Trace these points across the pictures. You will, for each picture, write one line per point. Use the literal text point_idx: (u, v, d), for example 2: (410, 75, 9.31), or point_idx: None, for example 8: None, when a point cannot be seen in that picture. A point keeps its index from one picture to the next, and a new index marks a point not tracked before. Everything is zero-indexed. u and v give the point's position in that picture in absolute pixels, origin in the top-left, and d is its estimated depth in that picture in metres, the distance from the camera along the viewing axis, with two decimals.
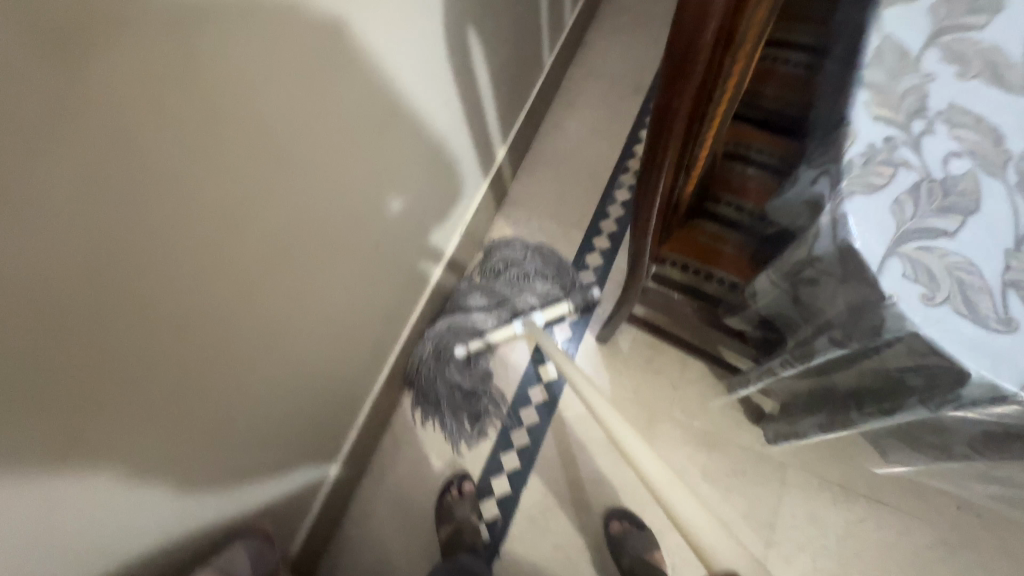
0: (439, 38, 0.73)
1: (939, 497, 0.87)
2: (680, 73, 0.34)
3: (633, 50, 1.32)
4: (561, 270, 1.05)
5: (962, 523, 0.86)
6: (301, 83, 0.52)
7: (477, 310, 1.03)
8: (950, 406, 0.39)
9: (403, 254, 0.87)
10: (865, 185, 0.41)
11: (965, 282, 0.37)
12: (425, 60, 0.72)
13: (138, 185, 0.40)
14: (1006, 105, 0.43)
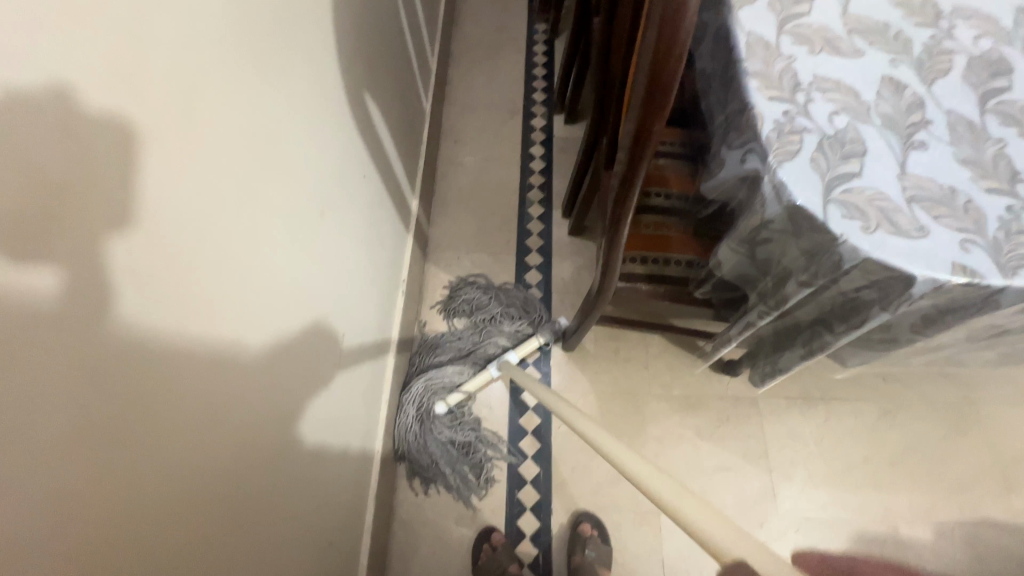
0: (342, 111, 0.71)
1: (870, 378, 1.05)
2: (656, 101, 0.41)
3: (497, 78, 1.40)
4: (525, 307, 1.07)
5: (892, 391, 1.04)
6: (244, 193, 0.48)
7: (449, 362, 1.02)
8: (904, 306, 0.49)
9: (361, 332, 0.83)
10: (786, 154, 0.50)
11: (883, 208, 0.47)
12: (336, 135, 0.70)
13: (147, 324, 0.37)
14: (851, 67, 0.55)
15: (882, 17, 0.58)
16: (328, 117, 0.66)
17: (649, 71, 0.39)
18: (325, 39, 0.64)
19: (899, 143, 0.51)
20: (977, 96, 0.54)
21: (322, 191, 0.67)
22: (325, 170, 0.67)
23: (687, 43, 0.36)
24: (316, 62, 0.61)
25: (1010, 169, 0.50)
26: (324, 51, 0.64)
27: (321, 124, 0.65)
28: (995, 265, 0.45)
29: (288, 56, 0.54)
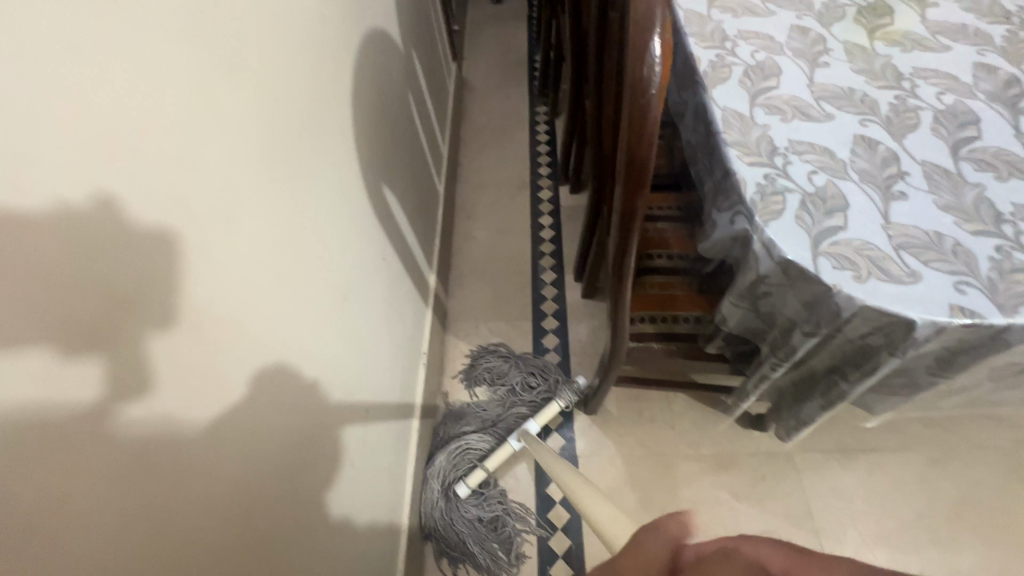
0: (362, 204, 0.79)
1: (910, 425, 1.00)
2: (636, 182, 0.46)
3: (504, 157, 1.51)
4: (545, 372, 1.08)
5: (936, 437, 0.99)
6: (275, 284, 0.54)
7: (472, 434, 1.02)
8: (910, 350, 0.50)
9: (384, 405, 0.86)
10: (771, 213, 0.53)
11: (873, 257, 0.49)
12: (356, 224, 0.76)
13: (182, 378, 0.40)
14: (823, 130, 0.59)
15: (847, 84, 0.63)
16: (349, 210, 0.74)
17: (626, 158, 0.44)
18: (344, 143, 0.72)
19: (879, 195, 0.54)
20: (949, 146, 0.57)
21: (344, 275, 0.72)
22: (347, 256, 0.73)
23: (653, 133, 0.42)
24: (337, 165, 0.69)
25: (993, 211, 0.52)
26: (343, 154, 0.72)
27: (342, 216, 0.71)
28: (994, 305, 0.46)
29: (311, 162, 0.62)
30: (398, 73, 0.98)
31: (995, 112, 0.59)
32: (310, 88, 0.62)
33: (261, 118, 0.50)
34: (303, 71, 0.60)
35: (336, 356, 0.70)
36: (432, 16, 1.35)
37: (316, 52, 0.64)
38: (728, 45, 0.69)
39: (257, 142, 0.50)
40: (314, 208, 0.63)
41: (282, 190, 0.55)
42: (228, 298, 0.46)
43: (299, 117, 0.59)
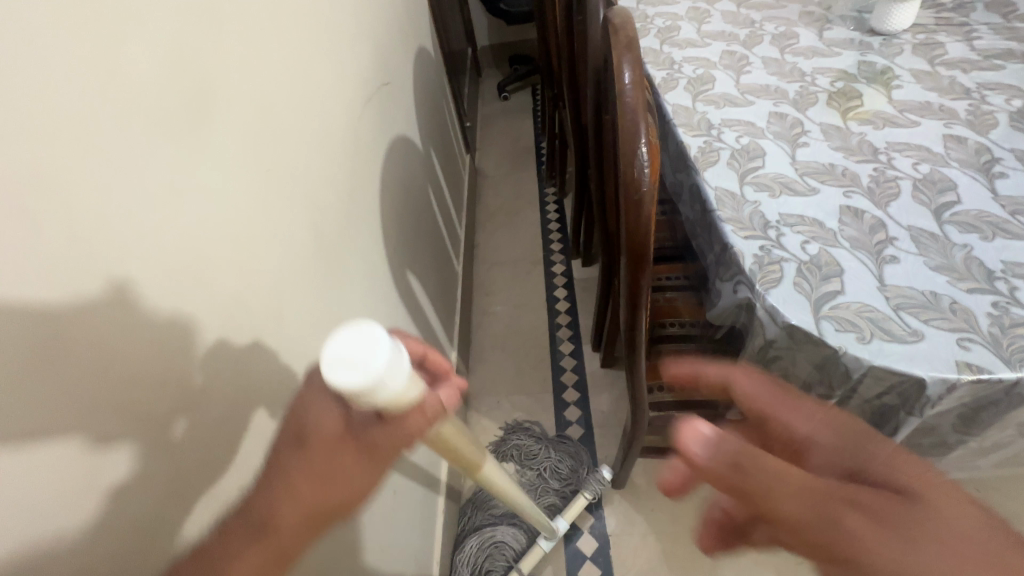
0: (386, 292, 0.85)
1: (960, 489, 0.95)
2: (638, 264, 0.50)
3: (517, 236, 1.60)
4: (577, 463, 1.07)
5: (990, 502, 0.94)
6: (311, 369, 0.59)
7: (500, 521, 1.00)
8: (927, 409, 0.51)
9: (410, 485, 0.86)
10: (770, 282, 0.57)
11: (874, 318, 0.52)
12: (382, 310, 0.82)
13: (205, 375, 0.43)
14: (811, 203, 0.64)
15: (827, 160, 0.69)
16: (375, 298, 0.80)
17: (628, 244, 0.49)
18: (370, 238, 0.80)
19: (871, 259, 0.57)
20: (931, 210, 0.61)
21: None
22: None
23: (650, 222, 0.47)
24: (363, 257, 0.76)
25: (983, 269, 0.55)
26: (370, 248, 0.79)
27: (368, 304, 0.77)
28: (1000, 359, 0.48)
29: (339, 258, 0.69)
30: (418, 170, 1.08)
31: (970, 178, 0.64)
32: (341, 195, 0.70)
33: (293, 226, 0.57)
34: (334, 180, 0.68)
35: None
36: (447, 118, 1.50)
37: (347, 162, 0.73)
38: (714, 133, 0.77)
39: (291, 244, 0.57)
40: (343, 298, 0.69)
41: (310, 288, 0.61)
42: (251, 378, 0.50)
43: (329, 221, 0.66)
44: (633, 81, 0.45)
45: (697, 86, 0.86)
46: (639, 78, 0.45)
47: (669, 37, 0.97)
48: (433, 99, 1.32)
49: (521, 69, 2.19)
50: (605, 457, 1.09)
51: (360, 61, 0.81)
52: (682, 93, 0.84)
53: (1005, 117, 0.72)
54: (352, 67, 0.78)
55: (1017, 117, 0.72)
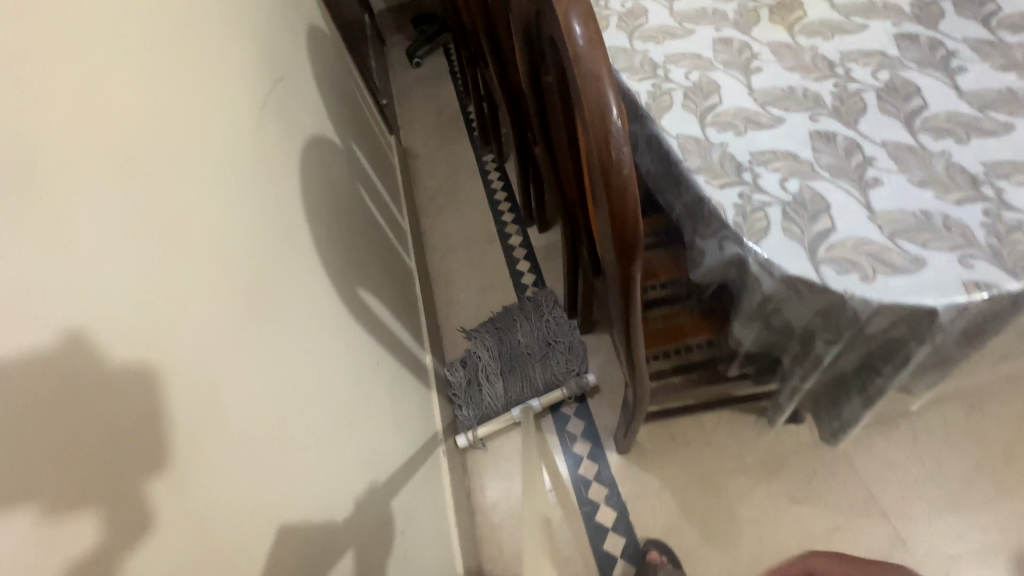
0: (331, 321, 0.73)
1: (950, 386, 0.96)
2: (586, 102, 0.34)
3: (466, 216, 1.50)
4: (513, 363, 1.11)
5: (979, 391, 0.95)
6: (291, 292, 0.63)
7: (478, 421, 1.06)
8: (936, 333, 0.48)
9: (413, 502, 0.81)
10: (758, 233, 0.52)
11: (873, 252, 0.49)
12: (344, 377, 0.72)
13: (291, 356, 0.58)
14: (780, 135, 0.60)
15: (787, 85, 0.64)
16: (334, 392, 0.67)
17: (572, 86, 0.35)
18: (289, 261, 0.65)
19: (856, 188, 0.54)
20: (901, 122, 0.57)
21: (337, 355, 0.72)
22: (329, 352, 0.70)
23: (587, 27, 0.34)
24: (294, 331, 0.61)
25: (967, 176, 0.51)
26: (288, 267, 0.64)
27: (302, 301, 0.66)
28: (1003, 271, 0.45)
29: (268, 320, 0.55)
30: (340, 166, 0.95)
31: (932, 78, 0.60)
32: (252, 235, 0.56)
33: (226, 355, 0.46)
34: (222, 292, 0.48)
35: (345, 489, 0.63)
36: (360, 100, 1.36)
37: (248, 243, 0.55)
38: (661, 72, 0.70)
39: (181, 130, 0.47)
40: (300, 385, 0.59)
41: (268, 391, 0.52)
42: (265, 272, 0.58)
43: (254, 314, 0.54)
44: None
45: (630, 24, 0.77)
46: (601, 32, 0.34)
47: None
48: (339, 81, 1.17)
49: (426, 30, 2.00)
50: (603, 424, 1.07)
51: (241, 51, 0.68)
52: (615, 36, 0.75)
53: (952, 4, 0.67)
54: (156, 118, 0.44)
55: (963, 4, 0.67)
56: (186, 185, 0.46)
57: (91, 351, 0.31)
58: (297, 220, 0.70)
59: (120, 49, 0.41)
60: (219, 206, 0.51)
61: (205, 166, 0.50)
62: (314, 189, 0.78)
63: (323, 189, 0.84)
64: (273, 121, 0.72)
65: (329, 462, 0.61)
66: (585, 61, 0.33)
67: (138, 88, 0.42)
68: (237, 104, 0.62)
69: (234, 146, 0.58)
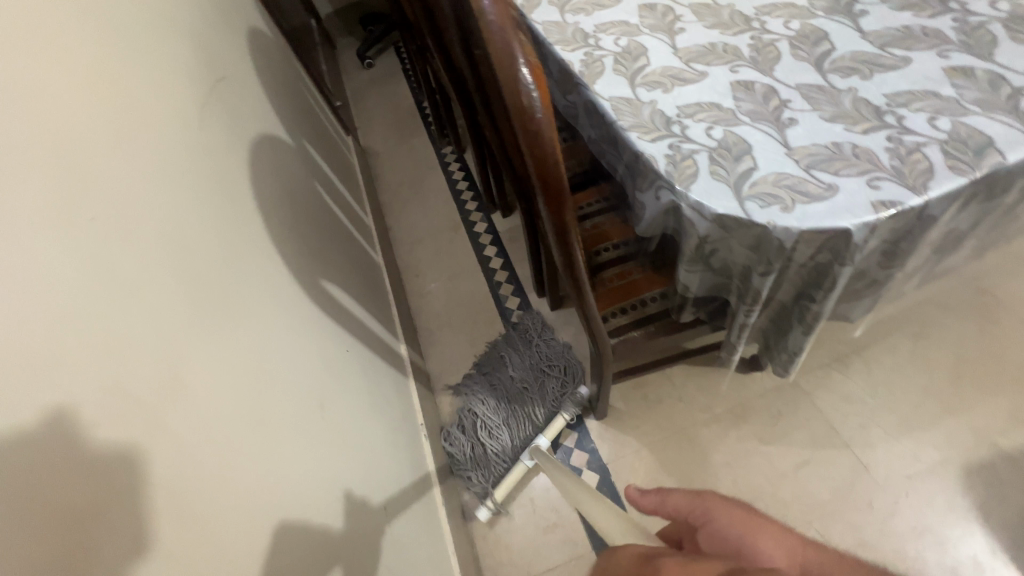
0: (294, 310, 0.74)
1: (895, 320, 1.02)
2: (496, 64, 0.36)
3: (430, 208, 1.52)
4: (511, 404, 1.05)
5: (919, 321, 1.02)
6: (245, 281, 0.64)
7: (486, 478, 1.01)
8: (854, 253, 0.52)
9: (394, 482, 0.83)
10: (688, 178, 0.56)
11: (791, 184, 0.52)
12: (313, 364, 0.73)
13: (250, 340, 0.60)
14: (704, 87, 0.63)
15: (708, 41, 0.68)
16: (302, 379, 0.69)
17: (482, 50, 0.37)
18: (241, 252, 0.66)
19: (774, 128, 0.57)
20: (812, 65, 0.61)
21: (305, 342, 0.73)
22: (295, 340, 0.71)
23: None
24: (250, 318, 0.62)
25: (871, 107, 0.56)
26: (241, 257, 0.65)
27: (260, 291, 0.67)
28: (906, 187, 0.49)
29: (222, 308, 0.57)
30: (293, 165, 0.96)
31: (837, 23, 0.64)
32: (196, 226, 0.58)
33: (180, 338, 0.47)
34: (168, 292, 0.48)
35: (322, 470, 0.65)
36: (312, 101, 1.36)
37: (194, 235, 0.57)
38: (592, 41, 0.73)
39: (107, 127, 0.48)
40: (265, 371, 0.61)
41: (229, 373, 0.53)
42: (214, 262, 0.59)
43: (209, 303, 0.54)
44: None
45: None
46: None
47: None
48: (287, 83, 1.17)
49: (375, 29, 2.00)
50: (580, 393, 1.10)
51: (175, 51, 0.68)
52: (547, 11, 0.80)
53: None
54: (75, 127, 0.43)
55: None
56: (119, 178, 0.47)
57: (44, 327, 0.33)
58: (249, 214, 0.71)
59: (32, 50, 0.42)
60: (157, 199, 0.52)
61: (137, 160, 0.51)
62: (263, 184, 0.79)
63: (275, 184, 0.85)
64: (217, 121, 0.72)
65: (301, 442, 0.63)
66: (493, 17, 0.34)
67: (58, 86, 0.43)
68: (172, 103, 0.62)
69: (171, 143, 0.59)
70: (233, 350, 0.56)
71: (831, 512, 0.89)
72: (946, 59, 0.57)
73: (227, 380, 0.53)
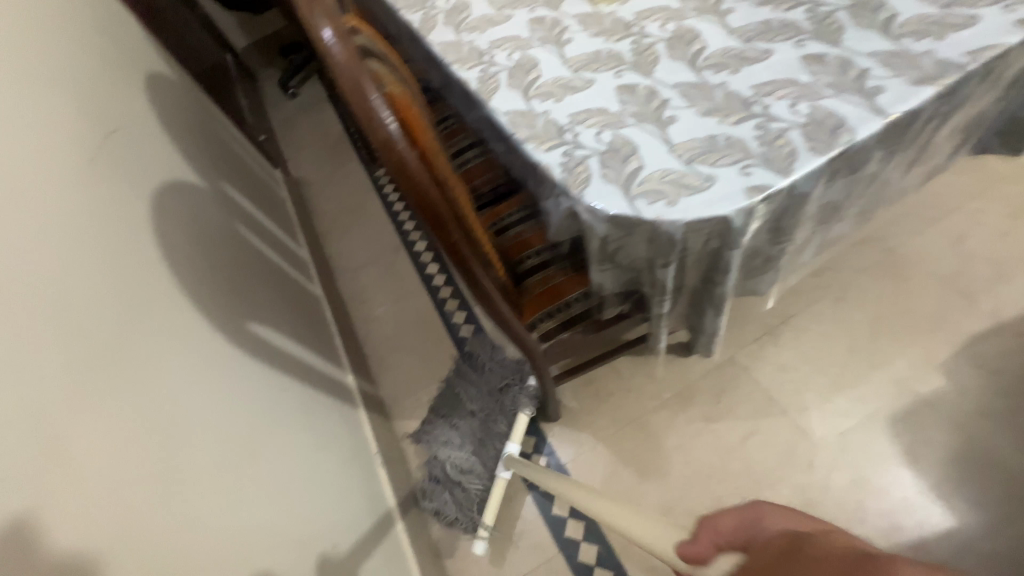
0: (219, 358, 0.72)
1: (816, 287, 1.08)
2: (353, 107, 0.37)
3: (369, 231, 1.50)
4: (470, 425, 1.05)
5: (838, 286, 1.08)
6: (158, 336, 0.62)
7: (464, 505, 1.00)
8: (739, 237, 0.55)
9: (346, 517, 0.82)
10: (581, 184, 0.58)
11: (675, 179, 0.55)
12: (239, 415, 0.71)
13: (162, 398, 0.58)
14: (592, 94, 0.66)
15: (593, 49, 0.71)
16: (230, 428, 0.67)
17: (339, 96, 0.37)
18: (150, 307, 0.64)
19: (657, 127, 0.60)
20: (688, 64, 0.65)
21: (232, 390, 0.72)
22: (221, 388, 0.69)
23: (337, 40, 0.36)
24: (163, 374, 0.60)
25: (741, 99, 0.59)
26: (149, 312, 0.63)
27: (177, 344, 0.65)
28: (774, 171, 0.53)
29: (127, 368, 0.55)
30: (209, 209, 0.94)
31: (708, 22, 0.68)
32: (91, 286, 0.55)
33: (70, 408, 0.46)
34: (51, 359, 0.46)
35: (256, 520, 0.64)
36: (231, 140, 1.33)
37: (90, 296, 0.55)
38: (486, 58, 0.76)
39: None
40: (176, 432, 0.58)
41: (133, 435, 0.52)
42: (116, 322, 0.57)
43: (108, 366, 0.52)
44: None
45: (456, 20, 0.84)
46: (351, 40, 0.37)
47: None
48: (198, 125, 1.15)
49: (295, 59, 1.98)
50: None
51: (59, 107, 0.65)
52: (443, 33, 0.82)
53: None
54: None
55: None
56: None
57: None
58: (157, 266, 0.69)
59: None
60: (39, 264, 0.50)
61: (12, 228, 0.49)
62: (173, 234, 0.77)
63: (188, 231, 0.83)
64: (113, 175, 0.70)
65: (228, 494, 0.61)
66: (341, 59, 0.36)
67: None
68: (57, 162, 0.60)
69: (58, 204, 0.57)
70: (142, 411, 0.54)
71: (775, 477, 0.93)
72: (802, 48, 0.62)
73: (131, 443, 0.51)
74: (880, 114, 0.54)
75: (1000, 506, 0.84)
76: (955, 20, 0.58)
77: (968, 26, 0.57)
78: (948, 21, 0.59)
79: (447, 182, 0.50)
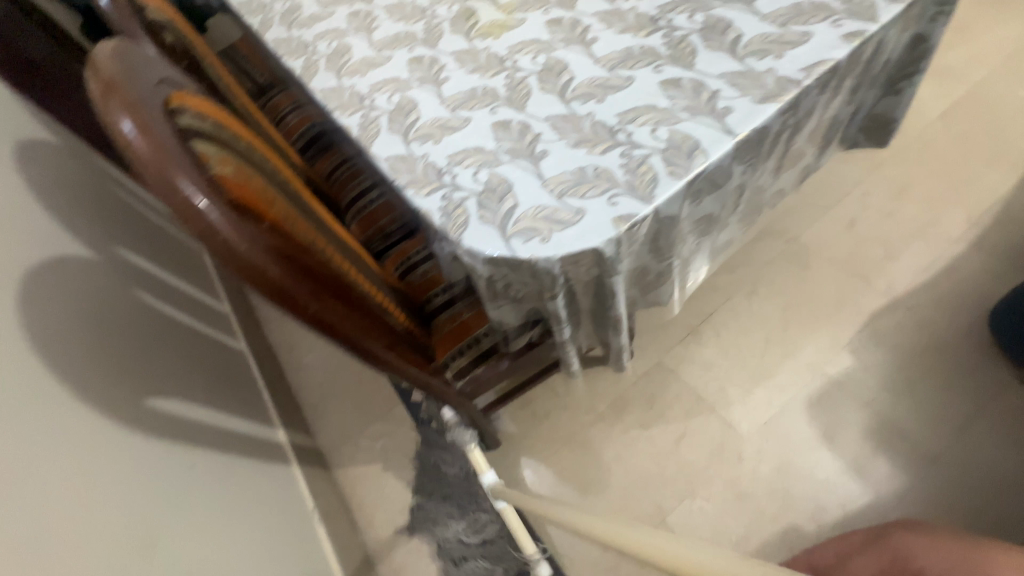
0: (114, 444, 0.68)
1: (730, 283, 1.13)
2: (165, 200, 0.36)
3: None
4: (451, 496, 1.07)
5: (749, 279, 1.13)
6: (31, 431, 0.57)
7: (504, 555, 1.00)
8: (614, 265, 0.56)
9: None
10: (460, 227, 0.58)
11: (547, 215, 0.56)
12: (140, 500, 0.67)
13: (38, 501, 0.53)
14: (469, 133, 0.66)
15: (469, 87, 0.71)
16: (128, 520, 0.63)
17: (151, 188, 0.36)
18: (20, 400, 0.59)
19: (530, 163, 0.61)
20: (557, 96, 0.66)
21: (129, 475, 0.67)
22: (115, 477, 0.65)
23: (137, 133, 0.35)
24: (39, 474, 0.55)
25: (606, 128, 0.61)
26: (18, 406, 0.58)
27: (58, 435, 0.61)
28: (638, 199, 0.55)
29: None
30: (101, 278, 0.89)
31: (575, 52, 0.70)
32: None
33: None
34: None
35: None
36: (131, 197, 1.27)
37: None
38: (367, 102, 0.75)
39: None
40: (60, 537, 0.54)
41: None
42: None
43: None
44: (115, 88, 0.36)
45: (337, 65, 0.83)
46: (155, 129, 0.36)
47: (293, 21, 0.94)
48: (87, 187, 1.08)
49: None
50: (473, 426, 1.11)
51: None
52: (324, 79, 0.81)
53: None
54: None
55: None
56: None
57: None
58: (30, 353, 0.64)
59: None
60: None
61: None
62: (48, 310, 0.71)
63: (71, 305, 0.77)
64: None
65: None
66: (143, 151, 0.35)
67: None
68: None
69: None
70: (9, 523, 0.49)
71: (708, 474, 0.96)
72: (660, 73, 0.64)
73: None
74: (730, 134, 0.57)
75: (903, 476, 0.91)
76: (791, 37, 0.62)
77: (802, 42, 0.61)
78: (786, 38, 0.62)
79: (302, 248, 0.49)
